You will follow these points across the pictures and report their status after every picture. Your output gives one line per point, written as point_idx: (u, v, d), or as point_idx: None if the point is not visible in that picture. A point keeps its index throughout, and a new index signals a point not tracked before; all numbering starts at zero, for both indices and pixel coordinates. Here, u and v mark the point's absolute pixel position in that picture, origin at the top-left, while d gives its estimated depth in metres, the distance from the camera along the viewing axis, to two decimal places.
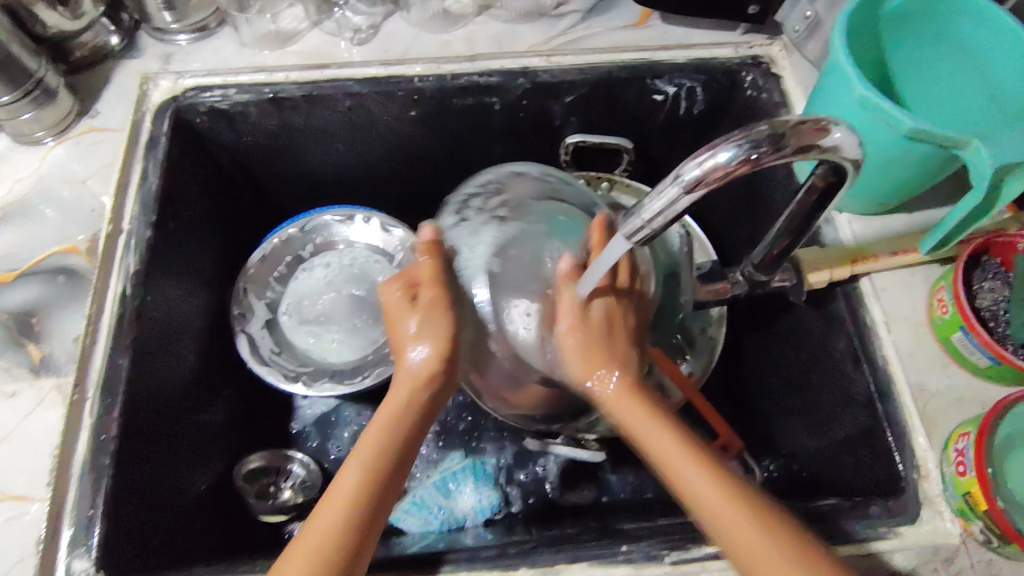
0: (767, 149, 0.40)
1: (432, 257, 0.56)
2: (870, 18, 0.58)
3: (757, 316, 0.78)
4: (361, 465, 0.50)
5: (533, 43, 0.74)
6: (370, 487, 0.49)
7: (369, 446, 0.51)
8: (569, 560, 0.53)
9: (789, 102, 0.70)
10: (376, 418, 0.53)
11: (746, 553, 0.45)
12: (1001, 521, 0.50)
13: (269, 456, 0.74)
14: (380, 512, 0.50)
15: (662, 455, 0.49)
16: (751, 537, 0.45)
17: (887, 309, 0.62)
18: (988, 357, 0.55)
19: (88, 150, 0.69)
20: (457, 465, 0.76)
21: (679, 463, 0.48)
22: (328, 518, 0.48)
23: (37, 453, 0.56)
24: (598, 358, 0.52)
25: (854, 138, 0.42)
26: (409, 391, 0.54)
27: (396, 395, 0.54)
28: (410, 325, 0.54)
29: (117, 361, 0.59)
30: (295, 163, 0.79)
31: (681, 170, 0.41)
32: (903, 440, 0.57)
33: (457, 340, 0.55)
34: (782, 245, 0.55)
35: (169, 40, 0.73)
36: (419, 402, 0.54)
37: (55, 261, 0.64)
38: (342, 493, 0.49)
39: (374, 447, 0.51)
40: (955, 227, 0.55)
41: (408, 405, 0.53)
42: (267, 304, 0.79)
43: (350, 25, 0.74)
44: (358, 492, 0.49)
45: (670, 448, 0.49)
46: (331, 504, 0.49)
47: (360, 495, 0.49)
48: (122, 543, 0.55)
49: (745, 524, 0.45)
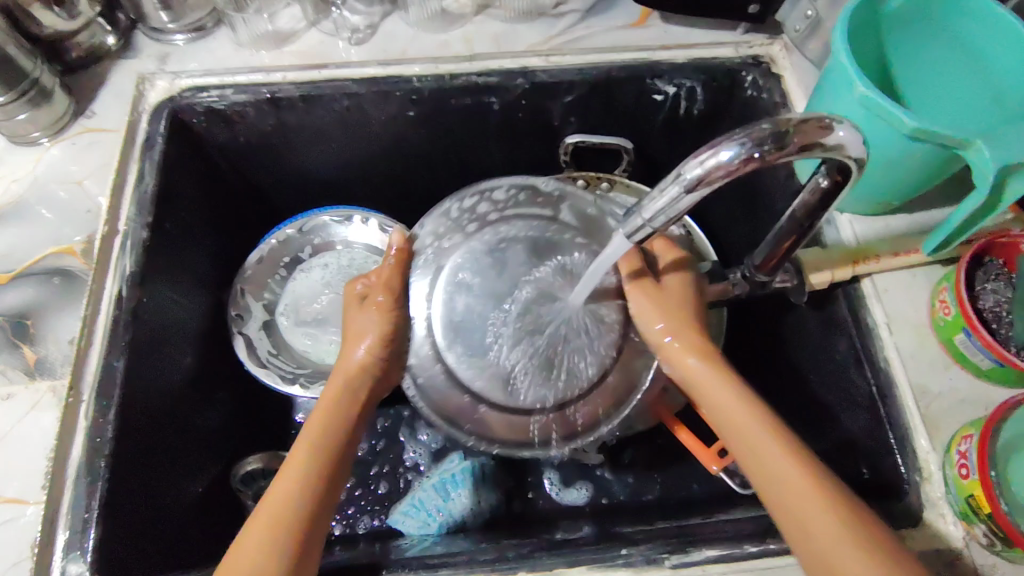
0: (770, 147, 0.39)
1: (395, 262, 0.60)
2: (870, 16, 0.58)
3: (757, 317, 0.78)
4: (296, 471, 0.51)
5: (531, 43, 0.73)
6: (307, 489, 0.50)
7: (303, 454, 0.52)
8: (568, 563, 0.52)
9: (789, 102, 0.70)
10: (305, 430, 0.55)
11: (818, 541, 0.44)
12: (1005, 525, 0.49)
13: (266, 458, 0.73)
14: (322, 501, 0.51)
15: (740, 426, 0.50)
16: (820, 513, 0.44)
17: (889, 310, 0.61)
18: (990, 359, 0.55)
19: (84, 151, 0.68)
20: (457, 466, 0.74)
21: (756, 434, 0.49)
22: (265, 525, 0.48)
23: (32, 456, 0.55)
24: (677, 315, 0.56)
25: (857, 137, 0.42)
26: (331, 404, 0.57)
27: (320, 408, 0.56)
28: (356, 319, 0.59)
29: (112, 364, 0.59)
30: (293, 163, 0.78)
31: (683, 168, 0.41)
32: (904, 441, 0.57)
33: (394, 337, 0.59)
34: (786, 245, 0.54)
35: (166, 40, 0.73)
36: (349, 399, 0.58)
37: (50, 263, 0.64)
38: (277, 502, 0.49)
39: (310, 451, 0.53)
40: (957, 228, 0.55)
41: (335, 413, 0.56)
42: (265, 305, 0.79)
43: (347, 25, 0.73)
44: (294, 498, 0.49)
45: (756, 427, 0.50)
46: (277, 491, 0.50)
47: (298, 495, 0.50)
48: (117, 548, 0.54)
49: (817, 506, 0.45)
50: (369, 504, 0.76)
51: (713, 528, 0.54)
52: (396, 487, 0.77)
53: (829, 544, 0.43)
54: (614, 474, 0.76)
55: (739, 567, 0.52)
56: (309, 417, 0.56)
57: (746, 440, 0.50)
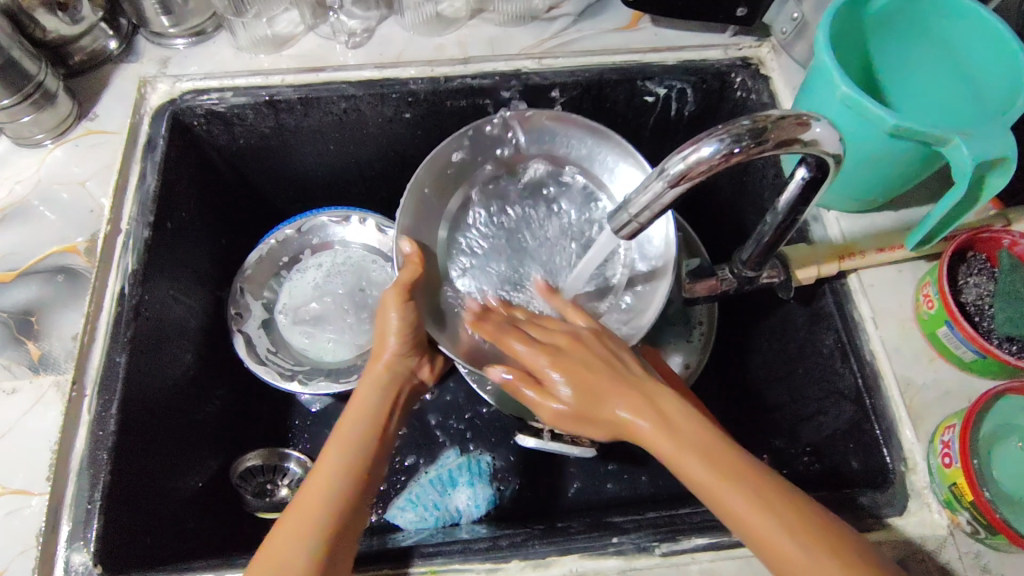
0: (749, 143, 0.41)
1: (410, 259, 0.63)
2: (853, 17, 0.59)
3: (747, 313, 0.79)
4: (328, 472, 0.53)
5: (524, 47, 0.75)
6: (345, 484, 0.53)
7: (337, 457, 0.54)
8: (560, 551, 0.54)
9: (777, 102, 0.71)
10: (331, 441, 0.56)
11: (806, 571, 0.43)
12: (986, 511, 0.50)
13: (265, 454, 0.75)
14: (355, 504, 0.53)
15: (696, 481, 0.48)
16: (769, 532, 0.45)
17: (874, 305, 0.63)
18: (972, 351, 0.56)
19: (87, 152, 0.70)
20: (453, 464, 0.77)
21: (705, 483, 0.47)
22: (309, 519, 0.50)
23: (37, 448, 0.57)
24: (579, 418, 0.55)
25: (833, 133, 0.44)
26: (363, 412, 0.58)
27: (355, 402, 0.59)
28: (394, 319, 0.61)
29: (115, 360, 0.60)
30: (292, 165, 0.80)
31: (666, 164, 0.42)
32: (890, 433, 0.58)
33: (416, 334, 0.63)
34: (770, 241, 0.56)
35: (167, 44, 0.74)
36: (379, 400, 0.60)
37: (54, 261, 0.65)
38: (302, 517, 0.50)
39: (339, 463, 0.54)
40: (937, 224, 0.56)
41: (366, 416, 0.58)
42: (264, 304, 0.80)
43: (344, 29, 0.75)
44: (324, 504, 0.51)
45: (681, 452, 0.49)
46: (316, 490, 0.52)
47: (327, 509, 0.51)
48: (119, 539, 0.56)
49: (772, 526, 0.45)
50: None
51: (701, 517, 0.55)
52: (394, 481, 0.77)
53: (790, 559, 0.44)
54: (607, 468, 0.77)
55: (727, 555, 0.53)
56: (337, 425, 0.57)
57: (681, 475, 0.49)
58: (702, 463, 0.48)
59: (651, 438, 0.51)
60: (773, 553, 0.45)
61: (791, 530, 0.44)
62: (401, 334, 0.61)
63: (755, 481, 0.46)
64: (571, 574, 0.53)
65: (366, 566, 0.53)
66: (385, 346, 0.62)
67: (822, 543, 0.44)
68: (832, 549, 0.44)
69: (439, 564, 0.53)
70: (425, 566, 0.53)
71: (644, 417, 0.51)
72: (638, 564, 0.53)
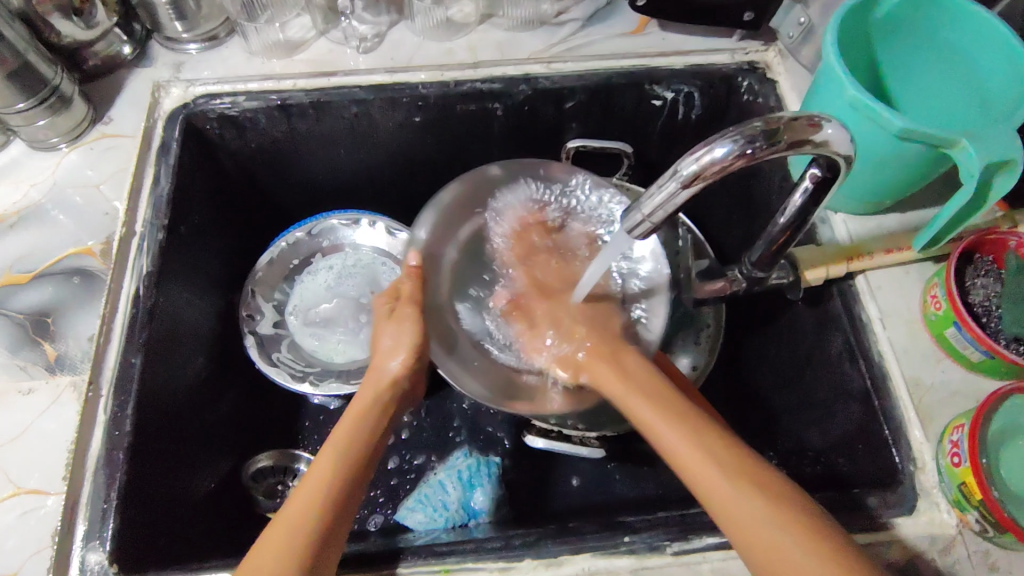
0: (762, 144, 0.42)
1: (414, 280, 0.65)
2: (860, 21, 0.60)
3: (755, 315, 0.80)
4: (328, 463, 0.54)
5: (534, 51, 0.76)
6: (341, 475, 0.53)
7: (335, 451, 0.55)
8: (572, 550, 0.54)
9: (784, 105, 0.72)
10: (327, 443, 0.56)
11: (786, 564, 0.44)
12: (995, 510, 0.51)
13: (276, 456, 0.76)
14: (347, 501, 0.53)
15: (705, 483, 0.48)
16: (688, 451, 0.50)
17: (882, 306, 0.63)
18: (980, 351, 0.57)
19: (101, 156, 0.70)
20: (463, 463, 0.77)
21: (716, 480, 0.48)
22: (305, 505, 0.51)
23: (53, 448, 0.57)
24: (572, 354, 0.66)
25: (844, 134, 0.44)
26: (357, 415, 0.58)
27: (357, 407, 0.59)
28: (407, 311, 0.64)
29: (130, 361, 0.60)
30: (301, 169, 0.81)
31: (679, 166, 0.43)
32: (898, 434, 0.59)
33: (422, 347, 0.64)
34: (780, 241, 0.56)
35: (180, 49, 0.75)
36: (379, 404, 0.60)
37: (69, 263, 0.66)
38: (293, 516, 0.50)
39: (333, 463, 0.54)
40: (945, 226, 0.57)
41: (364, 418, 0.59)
42: (275, 306, 0.81)
43: (355, 33, 0.76)
44: (318, 497, 0.51)
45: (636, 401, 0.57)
46: (311, 483, 0.52)
47: (322, 500, 0.51)
48: (135, 539, 0.56)
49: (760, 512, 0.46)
50: (378, 498, 0.77)
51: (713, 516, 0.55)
52: (405, 479, 0.78)
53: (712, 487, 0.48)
54: (615, 469, 0.78)
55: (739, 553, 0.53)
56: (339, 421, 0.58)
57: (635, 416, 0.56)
58: (650, 406, 0.56)
59: (611, 385, 0.60)
60: (715, 500, 0.48)
61: (732, 478, 0.48)
62: (408, 350, 0.63)
63: (704, 436, 0.51)
64: (583, 573, 0.53)
65: (375, 566, 0.54)
66: (390, 363, 0.62)
67: (740, 474, 0.48)
68: (757, 484, 0.47)
69: (452, 563, 0.54)
70: (438, 564, 0.54)
71: (606, 367, 0.62)
72: (650, 563, 0.54)
